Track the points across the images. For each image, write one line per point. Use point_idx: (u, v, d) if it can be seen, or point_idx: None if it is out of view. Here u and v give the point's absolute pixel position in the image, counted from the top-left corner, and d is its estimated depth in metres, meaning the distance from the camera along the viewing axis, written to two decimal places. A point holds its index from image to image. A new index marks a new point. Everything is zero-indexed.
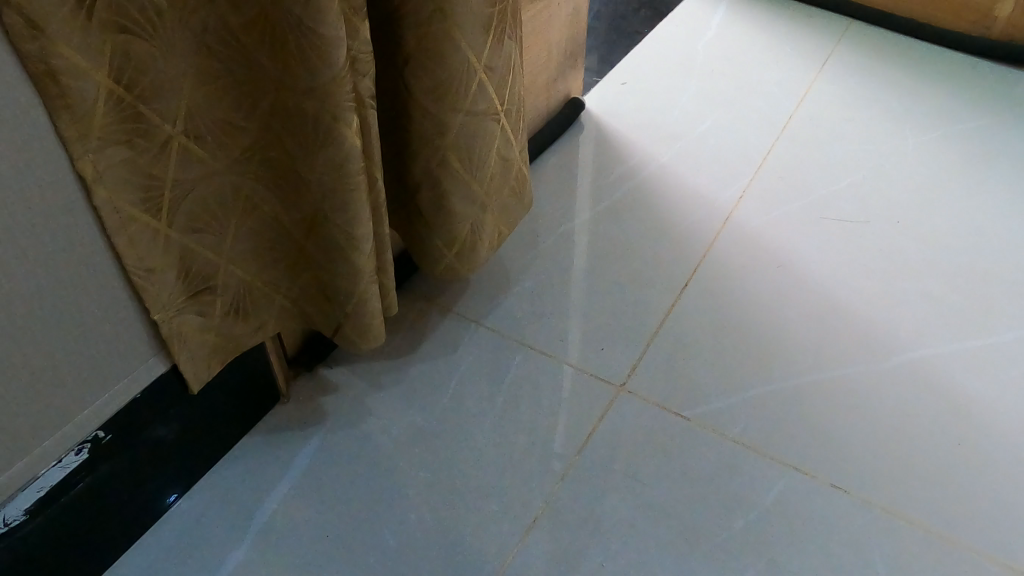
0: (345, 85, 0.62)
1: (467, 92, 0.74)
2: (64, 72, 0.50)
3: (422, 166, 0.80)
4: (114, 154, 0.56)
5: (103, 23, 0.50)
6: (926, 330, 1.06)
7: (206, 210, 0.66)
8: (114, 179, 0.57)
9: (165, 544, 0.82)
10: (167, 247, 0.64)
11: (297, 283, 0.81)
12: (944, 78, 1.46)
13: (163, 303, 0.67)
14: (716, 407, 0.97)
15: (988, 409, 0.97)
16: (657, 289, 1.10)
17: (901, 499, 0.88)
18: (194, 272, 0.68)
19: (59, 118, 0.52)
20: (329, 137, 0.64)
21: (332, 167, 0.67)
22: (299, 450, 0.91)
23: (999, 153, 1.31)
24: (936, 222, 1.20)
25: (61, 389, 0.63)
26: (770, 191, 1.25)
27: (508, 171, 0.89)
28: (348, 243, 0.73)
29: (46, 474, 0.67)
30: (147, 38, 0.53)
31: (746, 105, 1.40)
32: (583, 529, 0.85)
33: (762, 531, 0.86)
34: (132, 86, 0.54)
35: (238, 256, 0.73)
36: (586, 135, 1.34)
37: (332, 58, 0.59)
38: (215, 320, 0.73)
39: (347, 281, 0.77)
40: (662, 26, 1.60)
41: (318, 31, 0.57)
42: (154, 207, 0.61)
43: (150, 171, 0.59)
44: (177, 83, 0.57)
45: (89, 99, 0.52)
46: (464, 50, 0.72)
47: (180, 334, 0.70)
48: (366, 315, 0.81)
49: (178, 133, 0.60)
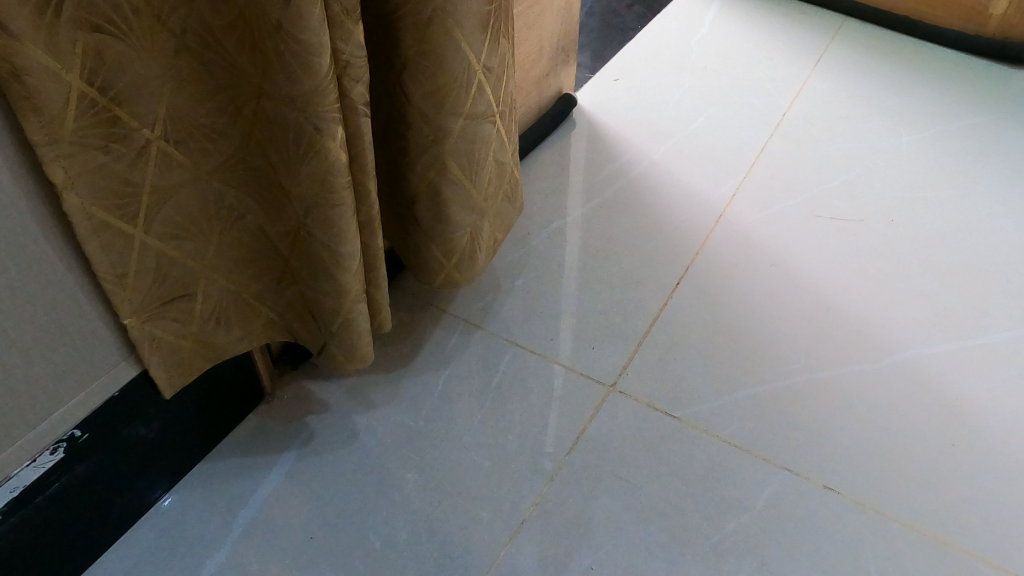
0: (331, 93, 0.58)
1: (467, 95, 0.73)
2: (31, 72, 0.47)
3: (421, 173, 0.78)
4: (87, 160, 0.54)
5: (74, 20, 0.48)
6: (920, 330, 1.05)
7: (185, 217, 0.64)
8: (87, 186, 0.55)
9: (146, 543, 0.80)
10: (141, 256, 0.62)
11: (284, 299, 0.79)
12: (936, 76, 1.46)
13: (134, 308, 0.65)
14: (708, 407, 0.95)
15: (983, 411, 0.96)
16: (649, 288, 1.09)
17: (893, 501, 0.87)
18: (171, 280, 0.66)
19: (26, 120, 0.49)
20: (314, 150, 0.61)
21: (317, 181, 0.63)
22: (283, 450, 0.89)
23: (992, 152, 1.31)
24: (930, 221, 1.19)
25: (36, 385, 0.62)
26: (763, 190, 1.24)
27: (504, 174, 0.87)
28: (334, 261, 0.70)
29: (20, 475, 0.65)
30: (121, 37, 0.51)
31: (740, 102, 1.39)
32: (573, 530, 0.83)
33: (754, 533, 0.84)
34: (106, 88, 0.52)
35: (220, 265, 0.71)
36: (578, 132, 1.32)
37: (315, 66, 0.56)
38: (192, 327, 0.71)
39: (333, 300, 0.74)
40: (655, 22, 1.59)
41: (300, 37, 0.54)
42: (130, 214, 0.59)
43: (126, 177, 0.57)
44: (156, 85, 0.55)
45: (59, 101, 0.50)
46: (464, 50, 0.69)
47: (152, 341, 0.68)
48: (354, 334, 0.78)
49: (157, 137, 0.57)
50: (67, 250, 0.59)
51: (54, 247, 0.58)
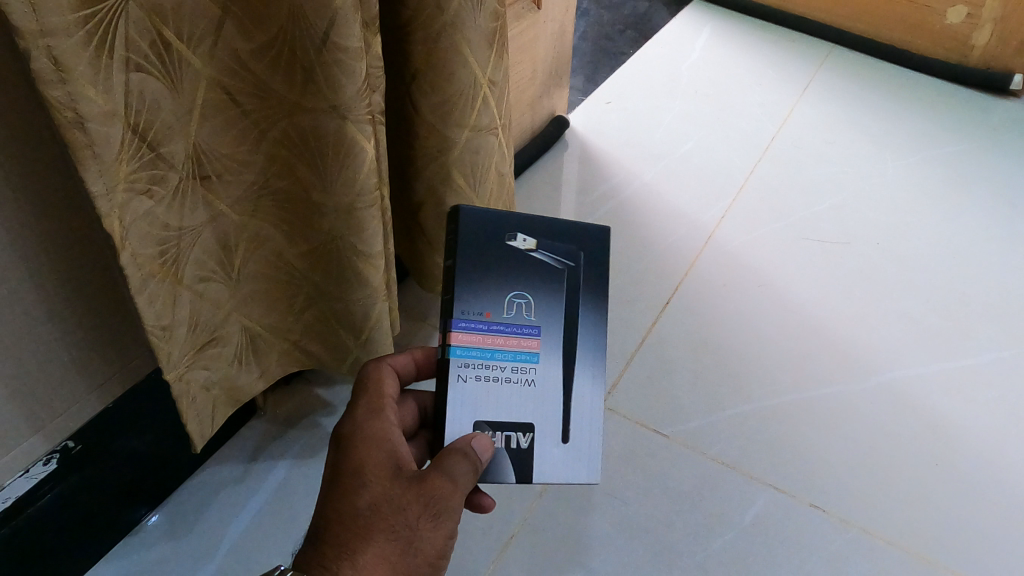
0: (362, 99, 0.59)
1: (473, 107, 0.75)
2: (91, 118, 0.47)
3: (426, 183, 0.80)
4: (136, 206, 0.54)
5: (122, 61, 0.48)
6: (905, 351, 1.07)
7: (213, 255, 0.64)
8: (136, 233, 0.55)
9: (135, 558, 0.80)
10: (180, 304, 0.62)
11: (300, 322, 0.79)
12: (922, 103, 1.49)
13: (174, 362, 0.65)
14: (695, 425, 0.96)
15: (968, 430, 0.98)
16: (640, 307, 1.10)
17: (875, 517, 0.89)
18: (202, 326, 0.67)
19: (87, 170, 0.49)
20: (350, 157, 0.62)
21: (350, 189, 0.64)
22: (271, 468, 0.89)
23: (976, 177, 1.34)
24: (914, 244, 1.22)
25: (30, 396, 0.64)
26: (752, 213, 1.26)
27: (504, 183, 0.90)
28: (361, 263, 0.71)
29: (12, 485, 0.66)
30: (159, 74, 0.51)
31: (731, 125, 1.42)
32: (560, 548, 0.84)
33: (739, 547, 0.86)
34: (148, 131, 0.52)
35: (239, 302, 0.71)
36: (570, 153, 1.34)
37: (354, 71, 0.57)
38: (218, 373, 0.72)
39: (364, 305, 0.75)
40: (648, 46, 1.61)
41: (342, 45, 0.55)
42: (170, 259, 0.59)
43: (165, 220, 0.57)
44: (185, 121, 0.55)
45: (113, 146, 0.50)
46: (470, 65, 0.71)
47: (189, 394, 0.69)
48: (381, 337, 0.80)
49: (189, 175, 0.58)
50: (65, 265, 0.61)
51: (51, 257, 0.59)
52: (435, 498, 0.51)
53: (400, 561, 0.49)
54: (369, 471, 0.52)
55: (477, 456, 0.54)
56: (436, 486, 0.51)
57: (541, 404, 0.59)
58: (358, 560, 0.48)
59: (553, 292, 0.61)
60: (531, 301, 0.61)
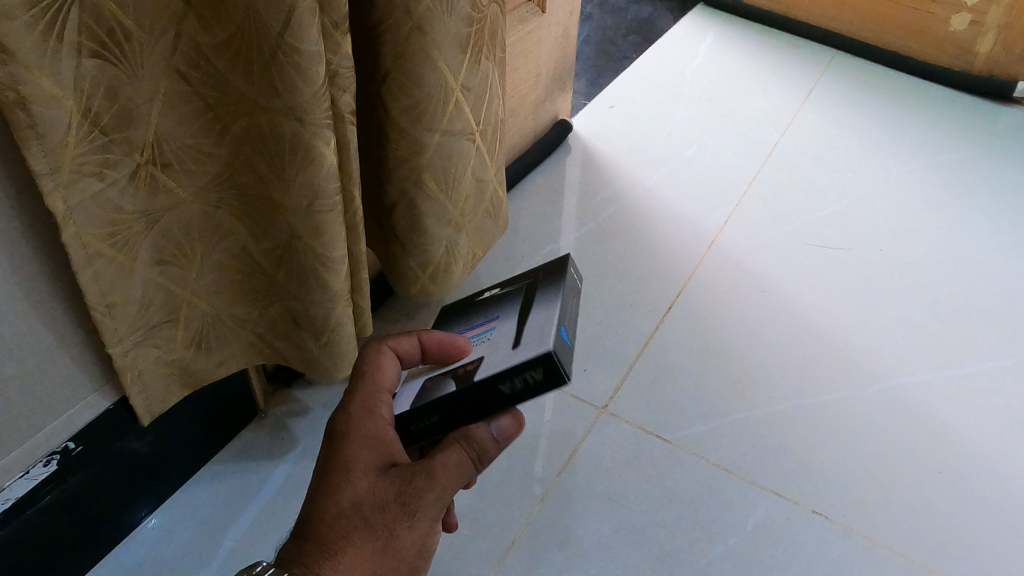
0: (323, 103, 0.59)
1: (444, 112, 0.75)
2: (35, 100, 0.47)
3: (398, 186, 0.79)
4: (83, 187, 0.54)
5: (74, 45, 0.48)
6: (909, 359, 1.06)
7: (173, 240, 0.63)
8: (82, 213, 0.55)
9: (134, 559, 0.80)
10: (131, 282, 0.62)
11: (265, 316, 0.77)
12: (926, 110, 1.49)
13: (118, 336, 0.64)
14: (696, 431, 0.96)
15: (970, 439, 0.97)
16: (642, 313, 1.10)
17: (876, 525, 0.88)
18: (157, 306, 0.66)
19: (28, 147, 0.49)
20: (309, 160, 0.62)
21: (309, 193, 0.64)
22: (274, 467, 0.89)
23: (980, 184, 1.34)
24: (916, 251, 1.21)
25: (30, 397, 0.64)
26: (755, 218, 1.26)
27: (483, 191, 0.90)
28: (323, 268, 0.70)
29: (12, 486, 0.66)
30: (116, 62, 0.51)
31: (735, 131, 1.42)
32: (559, 554, 0.84)
33: (742, 555, 0.85)
34: (103, 115, 0.52)
35: (201, 288, 0.69)
36: (573, 157, 1.34)
37: (312, 77, 0.57)
38: (174, 352, 0.70)
39: (321, 308, 0.73)
40: (651, 51, 1.61)
41: (300, 49, 0.55)
42: (120, 241, 0.59)
43: (118, 203, 0.57)
44: (148, 109, 0.55)
45: (59, 128, 0.50)
46: (440, 69, 0.71)
47: (136, 368, 0.68)
48: (342, 342, 0.78)
49: (147, 161, 0.57)
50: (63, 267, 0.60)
51: (49, 258, 0.59)
52: (411, 499, 0.50)
53: (381, 561, 0.50)
54: (356, 468, 0.51)
55: (491, 439, 0.52)
56: (417, 488, 0.50)
57: (493, 341, 0.53)
58: (340, 561, 0.49)
59: (516, 290, 0.58)
60: (492, 307, 0.59)
